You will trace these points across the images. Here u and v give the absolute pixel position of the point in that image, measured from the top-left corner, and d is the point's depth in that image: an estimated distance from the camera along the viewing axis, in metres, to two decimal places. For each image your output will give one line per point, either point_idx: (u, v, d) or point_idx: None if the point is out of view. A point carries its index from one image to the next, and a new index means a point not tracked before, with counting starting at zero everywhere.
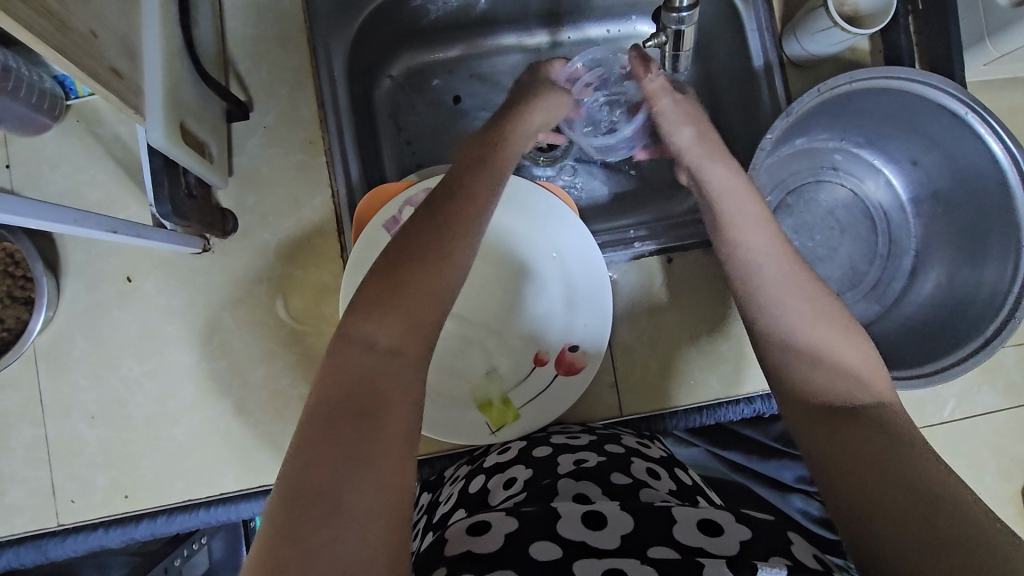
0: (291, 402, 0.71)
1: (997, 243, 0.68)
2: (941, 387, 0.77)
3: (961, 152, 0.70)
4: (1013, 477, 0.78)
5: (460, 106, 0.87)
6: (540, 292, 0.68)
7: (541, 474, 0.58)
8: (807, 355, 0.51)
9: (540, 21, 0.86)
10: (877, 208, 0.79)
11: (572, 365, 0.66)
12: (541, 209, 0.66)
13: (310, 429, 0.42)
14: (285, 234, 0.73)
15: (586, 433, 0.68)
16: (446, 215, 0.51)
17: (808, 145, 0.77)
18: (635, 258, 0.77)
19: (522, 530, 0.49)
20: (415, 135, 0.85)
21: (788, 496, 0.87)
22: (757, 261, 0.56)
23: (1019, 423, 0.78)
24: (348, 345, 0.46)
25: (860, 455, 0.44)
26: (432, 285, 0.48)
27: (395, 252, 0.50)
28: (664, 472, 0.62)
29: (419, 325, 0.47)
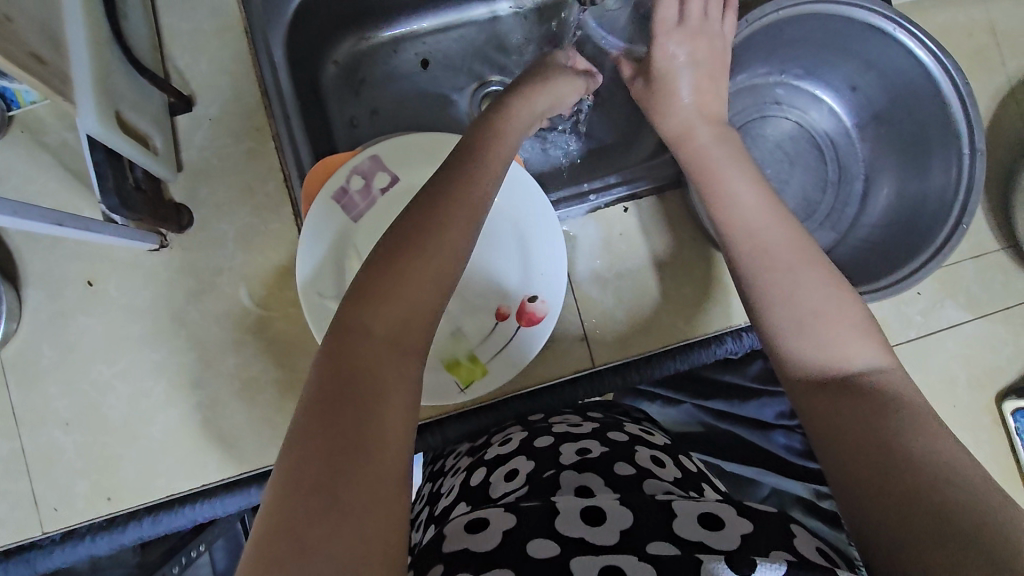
0: (263, 387, 0.71)
1: (940, 151, 0.70)
2: (905, 305, 0.78)
3: (895, 69, 0.71)
4: (986, 386, 0.79)
5: (427, 69, 0.93)
6: (496, 249, 0.68)
7: (543, 465, 0.63)
8: (809, 320, 0.52)
9: None
10: (824, 136, 0.81)
11: (533, 315, 0.66)
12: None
13: (304, 422, 0.42)
14: (241, 222, 0.73)
15: (588, 420, 0.72)
16: (443, 198, 0.51)
17: (750, 81, 0.78)
18: (592, 211, 0.78)
19: (519, 527, 0.51)
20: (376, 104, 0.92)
21: (771, 434, 0.89)
22: (751, 216, 0.58)
23: (983, 332, 0.79)
24: (346, 334, 0.46)
25: (848, 423, 0.47)
26: (431, 270, 0.48)
27: (399, 238, 0.49)
28: (669, 460, 0.66)
29: (419, 313, 0.48)
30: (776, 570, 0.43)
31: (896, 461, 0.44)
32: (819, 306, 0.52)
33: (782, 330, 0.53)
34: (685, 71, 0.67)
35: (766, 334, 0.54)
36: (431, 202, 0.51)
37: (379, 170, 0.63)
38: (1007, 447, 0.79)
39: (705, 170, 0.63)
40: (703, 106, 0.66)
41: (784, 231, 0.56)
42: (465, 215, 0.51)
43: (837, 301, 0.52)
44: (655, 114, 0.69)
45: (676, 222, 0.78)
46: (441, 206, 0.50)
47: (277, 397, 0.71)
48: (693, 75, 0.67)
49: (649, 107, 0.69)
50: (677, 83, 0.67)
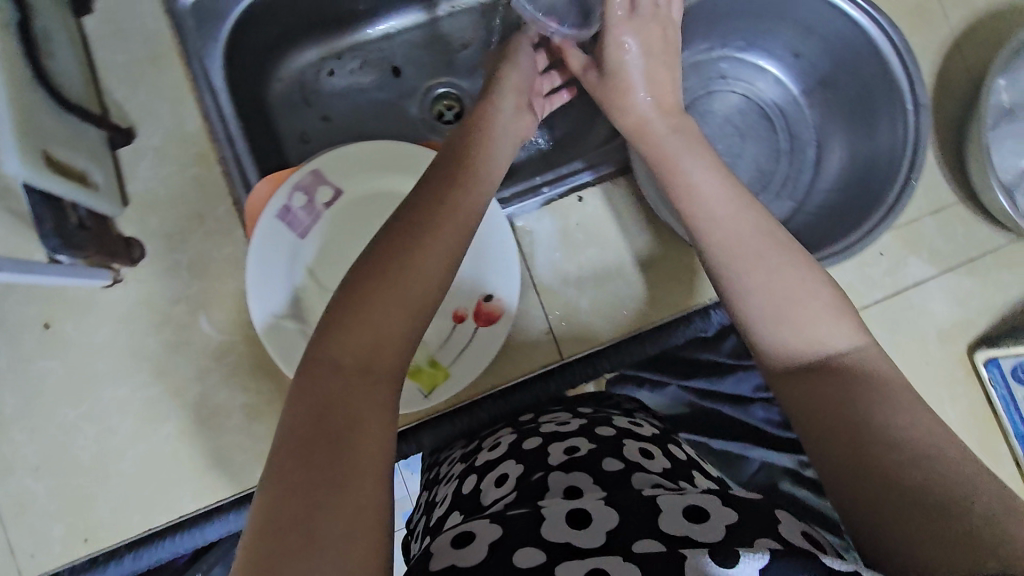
0: (232, 412, 0.71)
1: (886, 109, 0.70)
2: (868, 268, 0.79)
3: (833, 32, 0.71)
4: (956, 338, 0.79)
5: (400, 77, 0.94)
6: None
7: (532, 467, 0.61)
8: (782, 307, 0.52)
9: None
10: (772, 105, 0.81)
11: (490, 314, 0.66)
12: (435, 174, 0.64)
13: (279, 460, 0.42)
14: (195, 250, 0.72)
15: (578, 416, 0.72)
16: (409, 227, 0.52)
17: (691, 59, 0.78)
18: (546, 203, 0.78)
19: (506, 536, 0.49)
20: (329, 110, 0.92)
21: (750, 408, 0.89)
22: (714, 201, 0.59)
23: (949, 286, 0.79)
24: (317, 368, 0.46)
25: (822, 408, 0.49)
26: (398, 296, 0.49)
27: (365, 268, 0.50)
28: (657, 450, 0.65)
29: (388, 338, 0.48)
30: (758, 560, 0.42)
31: (874, 445, 0.45)
32: (790, 293, 0.52)
33: (753, 313, 0.53)
34: (636, 65, 0.67)
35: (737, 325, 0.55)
36: (398, 232, 0.52)
37: (321, 184, 0.63)
38: (984, 397, 0.78)
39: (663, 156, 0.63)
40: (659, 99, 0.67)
41: (748, 218, 0.56)
42: (431, 240, 0.52)
43: (807, 283, 0.53)
44: (611, 110, 0.69)
45: (632, 207, 0.78)
46: (407, 234, 0.52)
47: (248, 420, 0.71)
48: (643, 68, 0.68)
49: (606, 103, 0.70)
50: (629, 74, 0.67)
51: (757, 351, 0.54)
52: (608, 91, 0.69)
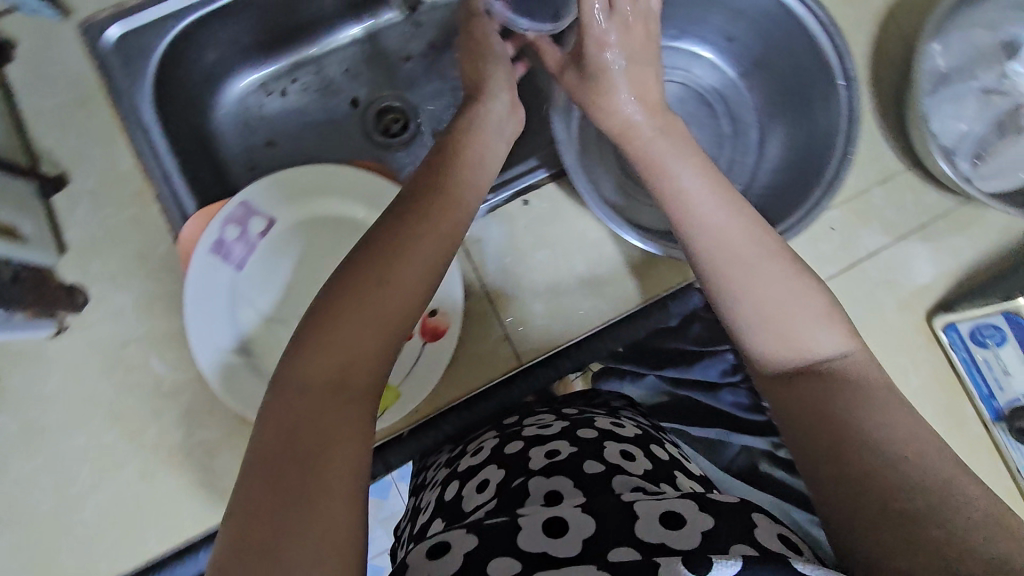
0: (191, 450, 0.70)
1: (818, 85, 0.69)
2: (819, 244, 0.79)
3: (760, 13, 0.71)
4: (914, 306, 0.80)
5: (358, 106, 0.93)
6: None
7: (513, 473, 0.61)
8: (770, 312, 0.51)
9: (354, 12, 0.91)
10: (711, 91, 0.81)
11: (436, 328, 0.65)
12: (364, 191, 0.63)
13: (247, 483, 0.42)
14: (139, 290, 0.71)
15: (562, 419, 0.71)
16: (382, 244, 0.51)
17: None
18: (493, 211, 0.77)
19: (480, 547, 0.48)
20: (272, 134, 0.91)
21: (718, 393, 0.88)
22: (700, 194, 0.57)
23: (903, 254, 0.80)
24: (287, 388, 0.46)
25: (804, 394, 0.49)
26: (369, 314, 0.48)
27: (337, 286, 0.49)
28: (638, 451, 0.65)
29: (360, 357, 0.47)
30: (732, 567, 0.42)
31: (852, 437, 0.46)
32: (777, 291, 0.51)
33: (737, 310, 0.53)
34: (617, 67, 0.66)
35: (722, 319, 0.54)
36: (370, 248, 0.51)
37: (253, 214, 0.61)
38: (946, 361, 0.79)
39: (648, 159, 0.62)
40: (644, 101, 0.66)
41: (740, 224, 0.55)
42: (405, 256, 0.51)
43: (800, 290, 0.52)
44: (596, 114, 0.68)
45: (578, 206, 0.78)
46: (379, 252, 0.51)
47: (208, 457, 0.70)
48: (625, 70, 0.66)
49: (592, 108, 0.68)
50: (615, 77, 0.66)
51: (745, 349, 0.53)
52: (595, 93, 0.67)
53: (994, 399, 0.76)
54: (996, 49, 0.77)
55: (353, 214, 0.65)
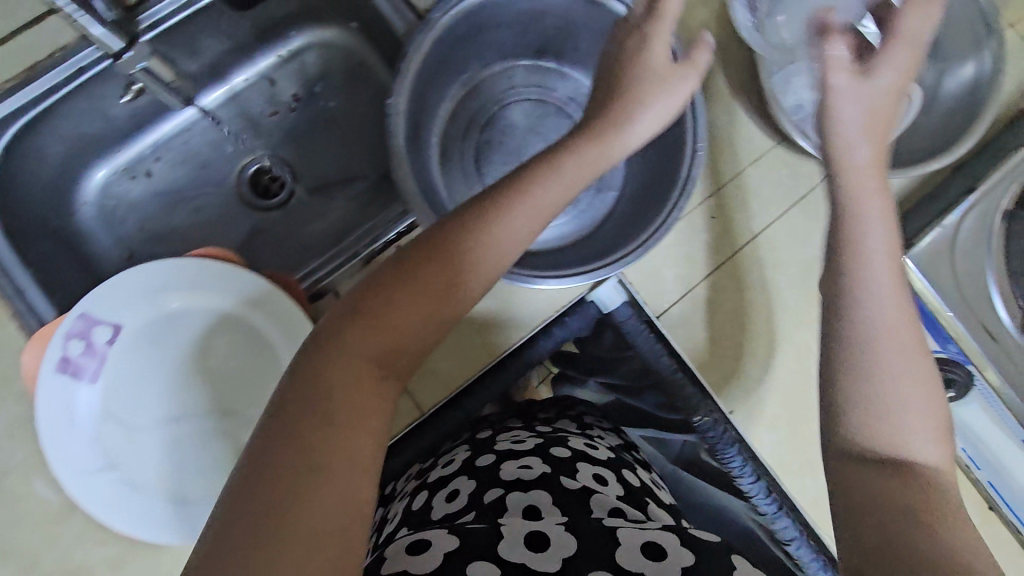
0: (93, 568, 0.67)
1: None
2: (704, 236, 0.79)
3: (599, 21, 0.69)
4: (810, 281, 0.79)
5: (242, 178, 0.89)
6: (249, 358, 0.61)
7: (485, 484, 0.60)
8: (903, 403, 0.43)
9: (208, 78, 0.86)
10: (571, 102, 0.79)
11: None
12: (206, 277, 0.60)
13: (265, 442, 0.39)
14: (9, 414, 0.68)
15: (535, 433, 0.70)
16: (445, 240, 0.46)
17: (474, 78, 0.76)
18: (366, 263, 0.72)
19: (463, 549, 0.49)
20: (144, 219, 0.87)
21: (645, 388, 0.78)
22: (873, 252, 0.47)
23: (789, 229, 0.80)
24: (319, 356, 0.42)
25: (874, 490, 0.41)
26: (421, 311, 0.44)
27: (394, 275, 0.44)
28: (612, 475, 0.64)
29: (405, 345, 0.44)
30: None
31: (928, 543, 0.38)
32: (897, 373, 0.43)
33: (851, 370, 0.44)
34: (881, 83, 0.54)
35: (842, 328, 0.45)
36: (431, 243, 0.46)
37: (96, 324, 0.58)
38: None
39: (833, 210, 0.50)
40: (871, 132, 0.53)
41: (897, 305, 0.45)
42: (469, 260, 0.46)
43: (929, 395, 0.43)
44: (829, 137, 0.53)
45: None
46: (440, 249, 0.45)
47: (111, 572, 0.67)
48: (886, 87, 0.54)
49: (835, 114, 0.53)
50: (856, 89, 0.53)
51: (837, 343, 0.45)
52: (846, 98, 0.53)
53: None
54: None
55: (202, 302, 0.60)
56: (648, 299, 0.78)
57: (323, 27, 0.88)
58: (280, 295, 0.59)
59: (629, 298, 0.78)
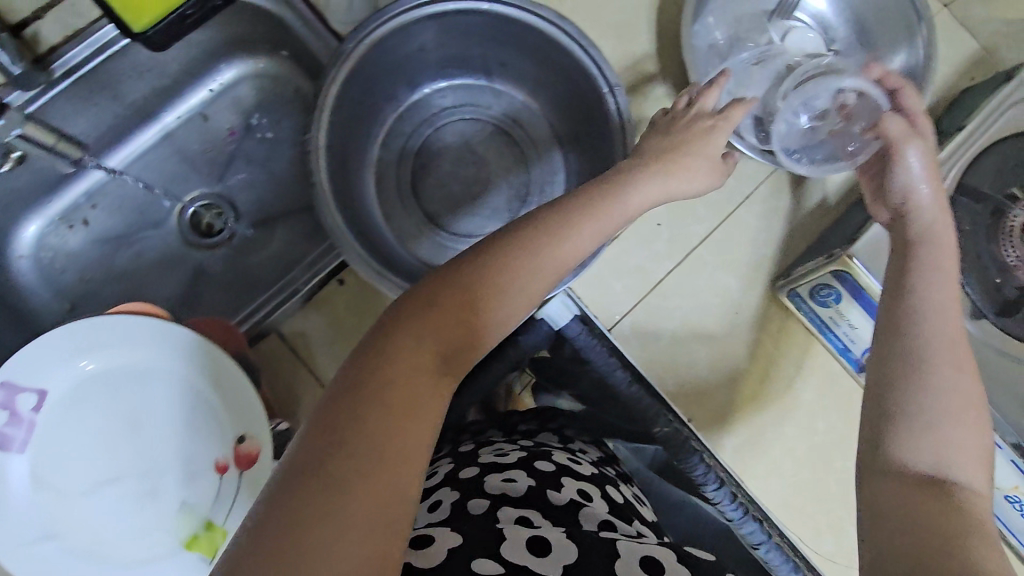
0: None
1: (592, 97, 0.67)
2: (649, 243, 0.79)
3: (521, 36, 0.67)
4: (759, 280, 0.79)
5: (183, 218, 0.87)
6: (186, 411, 0.60)
7: (468, 493, 0.57)
8: (946, 414, 0.46)
9: (138, 119, 0.85)
10: (505, 118, 0.78)
11: (248, 456, 0.58)
12: (130, 335, 0.58)
13: (321, 420, 0.39)
14: None
15: (519, 446, 0.68)
16: (512, 241, 0.47)
17: (403, 101, 0.76)
18: (308, 299, 0.71)
19: (466, 546, 0.48)
20: (84, 268, 0.85)
21: (615, 397, 0.77)
22: (930, 286, 0.52)
23: (734, 230, 0.80)
24: (382, 343, 0.42)
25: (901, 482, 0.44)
26: (486, 310, 0.44)
27: (463, 274, 0.45)
28: (596, 491, 0.61)
29: (468, 342, 0.44)
30: None
31: (933, 520, 0.41)
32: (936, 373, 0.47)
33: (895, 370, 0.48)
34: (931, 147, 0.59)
35: (894, 353, 0.49)
36: (500, 246, 0.46)
37: (19, 393, 0.56)
38: (800, 326, 0.78)
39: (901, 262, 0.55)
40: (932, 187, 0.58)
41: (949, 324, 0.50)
42: (534, 263, 0.46)
43: (971, 411, 0.47)
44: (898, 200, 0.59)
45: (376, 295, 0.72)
46: (506, 251, 0.46)
47: None
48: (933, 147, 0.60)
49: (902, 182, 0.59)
50: (907, 166, 0.58)
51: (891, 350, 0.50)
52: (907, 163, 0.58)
53: (850, 351, 0.75)
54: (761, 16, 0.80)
55: (132, 359, 0.59)
56: (598, 313, 0.78)
57: (252, 58, 0.86)
58: (210, 346, 0.58)
59: (578, 312, 0.77)
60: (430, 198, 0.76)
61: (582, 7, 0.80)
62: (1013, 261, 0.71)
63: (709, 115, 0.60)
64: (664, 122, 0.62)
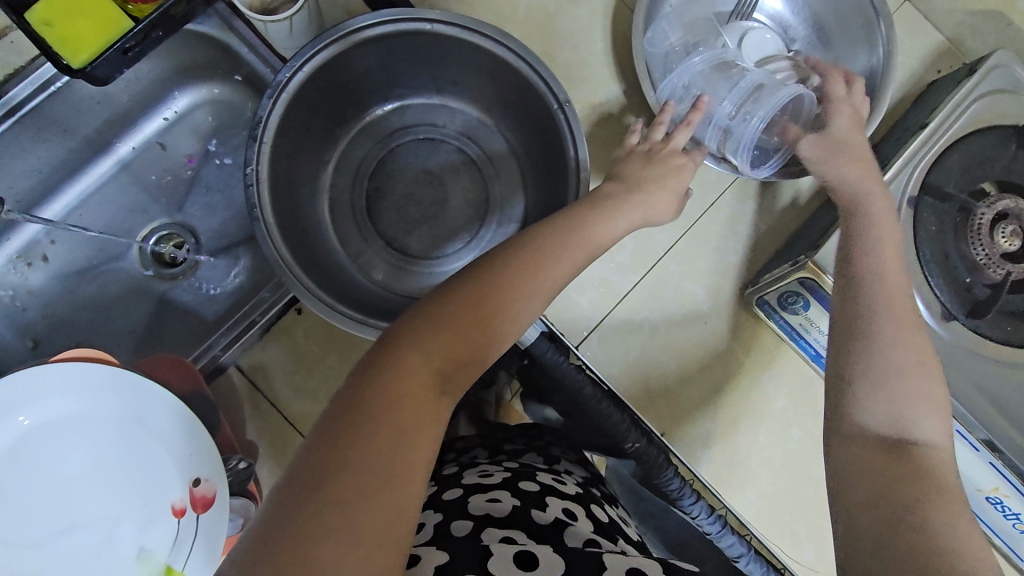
0: None
1: (543, 113, 0.66)
2: (614, 257, 0.78)
3: (468, 54, 0.66)
4: (728, 288, 0.78)
5: (144, 249, 0.85)
6: (140, 455, 0.59)
7: (453, 515, 0.57)
8: (896, 369, 0.49)
9: (93, 152, 0.83)
10: (461, 136, 0.78)
11: (204, 498, 0.57)
12: (79, 381, 0.57)
13: (322, 436, 0.39)
14: None
15: (503, 469, 0.67)
16: (505, 263, 0.48)
17: (355, 125, 0.75)
18: (266, 332, 0.70)
19: (452, 563, 0.48)
20: (44, 305, 0.83)
21: (593, 416, 0.73)
22: (869, 273, 0.56)
23: (700, 239, 0.79)
24: (382, 362, 0.43)
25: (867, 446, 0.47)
26: (482, 329, 0.45)
27: (459, 296, 0.46)
28: (581, 510, 0.60)
29: (466, 361, 0.44)
30: None
31: (897, 480, 0.44)
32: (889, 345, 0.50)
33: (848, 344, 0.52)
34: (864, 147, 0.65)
35: (846, 332, 0.52)
36: (494, 268, 0.47)
37: None
38: (771, 333, 0.77)
39: (860, 254, 0.57)
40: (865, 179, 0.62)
41: (892, 305, 0.53)
42: (527, 283, 0.47)
43: (922, 365, 0.50)
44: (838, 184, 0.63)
45: (333, 328, 0.71)
46: (500, 273, 0.47)
47: None
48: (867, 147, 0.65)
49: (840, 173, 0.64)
50: (841, 158, 0.64)
51: (846, 329, 0.52)
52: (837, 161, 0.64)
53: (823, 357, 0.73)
54: (715, 19, 0.79)
55: (81, 407, 0.58)
56: (566, 330, 0.77)
57: (205, 84, 0.85)
58: (160, 388, 0.57)
59: (545, 329, 0.75)
60: (388, 220, 0.76)
61: (534, 19, 0.79)
62: (982, 258, 0.71)
63: (681, 153, 0.65)
64: (641, 152, 0.66)
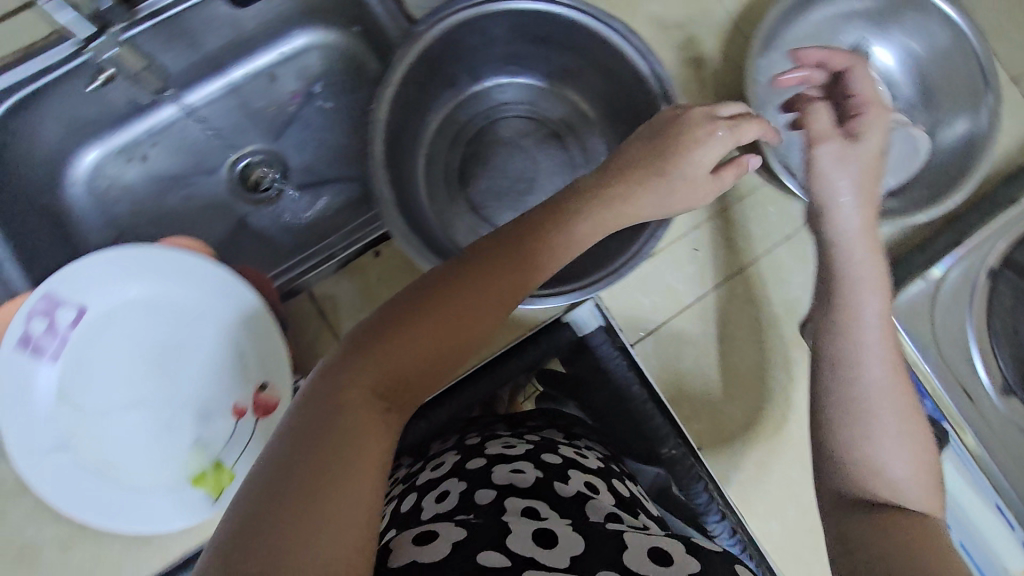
0: (41, 554, 0.66)
1: (649, 114, 0.68)
2: (683, 267, 0.79)
3: (589, 45, 0.69)
4: (789, 321, 0.79)
5: (236, 169, 0.89)
6: (212, 350, 0.61)
7: (477, 484, 0.56)
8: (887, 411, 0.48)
9: (209, 70, 0.88)
10: (560, 122, 0.80)
11: (267, 404, 0.59)
12: (173, 267, 0.60)
13: (289, 439, 0.38)
14: None
15: (524, 441, 0.67)
16: (487, 262, 0.46)
17: (463, 92, 0.78)
18: (343, 266, 0.73)
19: (470, 540, 0.46)
20: (134, 202, 0.87)
21: (640, 413, 0.75)
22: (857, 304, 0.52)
23: (770, 268, 0.80)
24: (353, 363, 0.41)
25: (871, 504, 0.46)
26: (461, 327, 0.44)
27: (437, 293, 0.44)
28: (603, 484, 0.61)
29: (442, 359, 0.43)
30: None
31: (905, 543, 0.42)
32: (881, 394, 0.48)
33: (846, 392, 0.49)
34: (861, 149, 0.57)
35: (844, 375, 0.50)
36: (475, 266, 0.46)
37: (59, 304, 0.58)
38: None
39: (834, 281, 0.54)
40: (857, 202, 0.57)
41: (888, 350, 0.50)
42: (509, 283, 0.46)
43: None
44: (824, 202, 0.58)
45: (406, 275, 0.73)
46: (480, 271, 0.46)
47: (57, 555, 0.66)
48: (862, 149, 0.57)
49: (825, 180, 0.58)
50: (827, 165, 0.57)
51: (845, 365, 0.50)
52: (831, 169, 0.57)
53: None
54: None
55: (170, 292, 0.61)
56: (625, 326, 0.78)
57: (325, 28, 0.89)
58: (243, 289, 0.59)
59: (605, 323, 0.77)
60: (476, 188, 0.78)
61: (654, 27, 0.81)
62: None
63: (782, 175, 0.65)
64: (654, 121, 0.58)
